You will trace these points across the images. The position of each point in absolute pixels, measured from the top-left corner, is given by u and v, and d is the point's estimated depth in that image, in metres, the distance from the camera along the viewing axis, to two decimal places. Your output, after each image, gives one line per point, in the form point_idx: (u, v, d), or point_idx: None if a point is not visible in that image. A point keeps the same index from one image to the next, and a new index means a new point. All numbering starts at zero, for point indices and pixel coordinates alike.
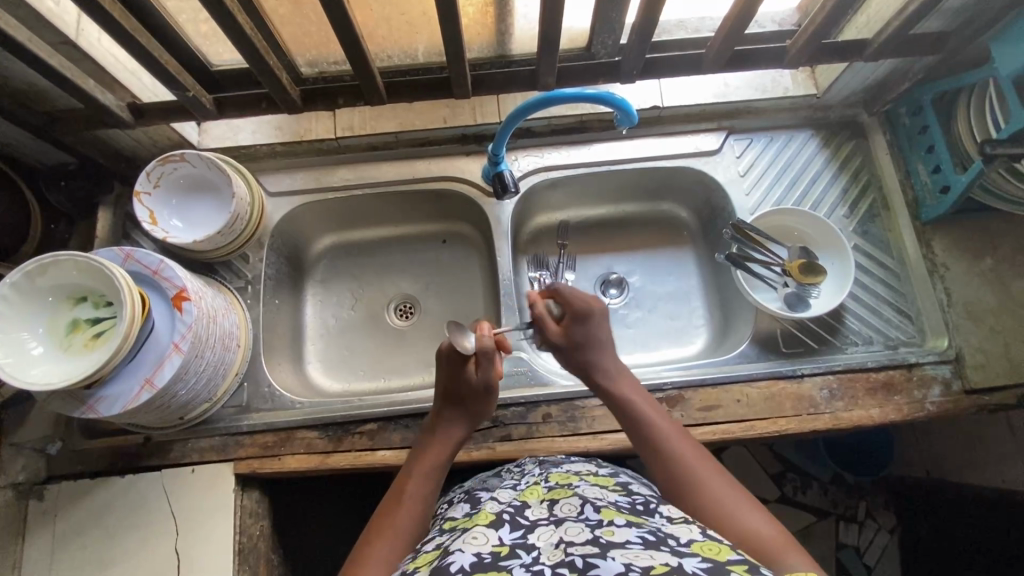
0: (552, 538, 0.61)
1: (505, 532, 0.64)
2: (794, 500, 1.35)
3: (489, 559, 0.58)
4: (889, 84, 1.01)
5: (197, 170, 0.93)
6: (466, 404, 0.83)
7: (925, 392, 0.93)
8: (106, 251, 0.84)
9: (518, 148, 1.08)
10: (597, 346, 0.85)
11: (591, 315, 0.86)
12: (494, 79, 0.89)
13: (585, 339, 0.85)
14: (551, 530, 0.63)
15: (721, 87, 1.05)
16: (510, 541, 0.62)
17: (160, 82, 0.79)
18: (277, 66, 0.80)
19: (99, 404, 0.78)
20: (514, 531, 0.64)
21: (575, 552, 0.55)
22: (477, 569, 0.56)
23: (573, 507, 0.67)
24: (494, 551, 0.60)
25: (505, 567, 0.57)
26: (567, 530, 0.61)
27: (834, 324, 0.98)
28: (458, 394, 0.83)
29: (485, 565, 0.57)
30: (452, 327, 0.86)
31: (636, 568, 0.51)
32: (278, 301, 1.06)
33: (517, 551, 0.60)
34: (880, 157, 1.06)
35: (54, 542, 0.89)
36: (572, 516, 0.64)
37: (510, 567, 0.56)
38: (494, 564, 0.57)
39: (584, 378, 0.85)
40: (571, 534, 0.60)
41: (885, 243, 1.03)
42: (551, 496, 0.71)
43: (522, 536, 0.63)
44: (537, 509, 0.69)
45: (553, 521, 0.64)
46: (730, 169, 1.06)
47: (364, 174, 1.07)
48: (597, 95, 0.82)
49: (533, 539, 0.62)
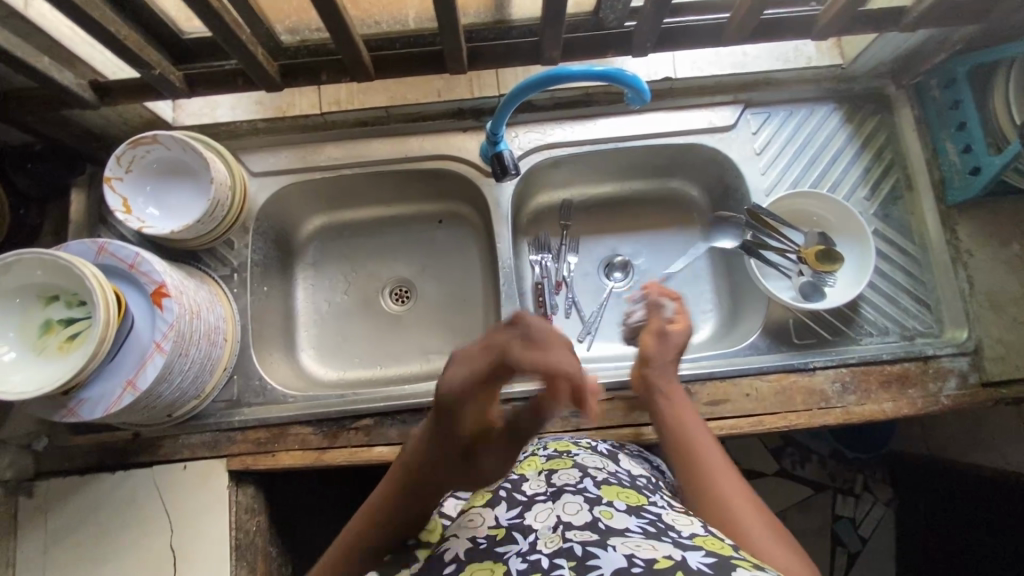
0: (549, 519, 0.58)
1: (503, 511, 0.62)
2: (793, 475, 1.32)
3: (483, 544, 0.56)
4: (922, 54, 0.93)
5: (172, 153, 0.86)
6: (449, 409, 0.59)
7: (940, 385, 0.90)
8: (78, 244, 0.78)
9: (519, 123, 1.00)
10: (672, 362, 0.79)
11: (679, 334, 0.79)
12: (493, 52, 0.82)
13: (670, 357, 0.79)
14: (548, 508, 0.60)
15: (739, 57, 0.98)
16: (506, 522, 0.60)
17: (120, 58, 0.72)
18: (250, 39, 0.73)
19: (80, 408, 0.74)
20: (511, 509, 0.62)
21: (572, 539, 0.53)
22: (471, 561, 0.54)
23: (571, 479, 0.65)
24: (491, 535, 0.58)
25: (500, 554, 0.55)
26: (564, 509, 0.59)
27: (850, 315, 0.94)
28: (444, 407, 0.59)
29: (481, 553, 0.55)
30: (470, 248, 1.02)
31: (637, 563, 0.48)
32: (267, 288, 1.01)
33: (513, 536, 0.57)
34: (906, 133, 0.99)
35: (47, 539, 0.87)
36: (570, 488, 0.63)
37: (506, 558, 0.53)
38: (490, 551, 0.55)
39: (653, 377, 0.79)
40: (569, 514, 0.58)
41: (906, 227, 0.97)
42: (550, 467, 0.70)
43: (518, 516, 0.60)
44: (535, 482, 0.67)
45: (551, 496, 0.62)
46: (746, 146, 0.99)
47: (353, 152, 1.00)
48: (607, 72, 0.74)
49: (530, 519, 0.59)
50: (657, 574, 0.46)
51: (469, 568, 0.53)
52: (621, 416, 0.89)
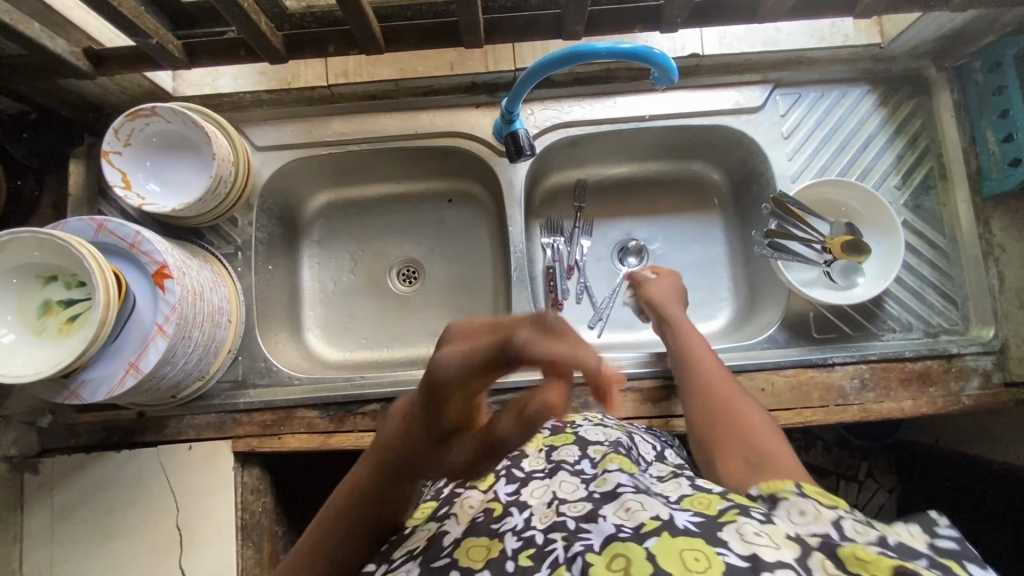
0: (545, 496, 0.57)
1: (502, 487, 0.60)
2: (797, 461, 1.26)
3: (481, 519, 0.55)
4: (968, 34, 0.87)
5: (172, 126, 0.83)
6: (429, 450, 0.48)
7: (962, 385, 0.87)
8: (76, 222, 0.75)
9: (536, 100, 0.95)
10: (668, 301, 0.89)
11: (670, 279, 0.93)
12: (511, 25, 0.77)
13: (667, 296, 0.90)
14: (544, 485, 0.59)
15: (772, 33, 0.91)
16: (504, 498, 0.58)
17: (116, 27, 0.68)
18: (253, 8, 0.68)
19: (82, 390, 0.73)
20: (508, 484, 0.61)
21: (567, 511, 0.52)
22: (468, 539, 0.52)
23: (571, 456, 0.64)
24: (489, 511, 0.56)
25: (496, 532, 0.52)
26: (560, 486, 0.57)
27: (872, 310, 0.91)
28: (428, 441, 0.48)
29: (480, 529, 0.53)
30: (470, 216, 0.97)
31: (626, 530, 0.45)
32: (272, 267, 0.98)
33: (511, 510, 0.55)
34: (944, 118, 0.93)
35: (54, 515, 0.87)
36: (569, 465, 0.62)
37: (501, 535, 0.51)
38: (487, 528, 0.53)
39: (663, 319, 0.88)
40: (565, 491, 0.56)
41: (938, 218, 0.92)
42: (550, 443, 0.68)
43: (515, 492, 0.59)
44: (535, 459, 0.65)
45: (548, 474, 0.61)
46: (773, 129, 0.94)
47: (362, 127, 0.96)
48: (633, 49, 0.69)
49: (526, 495, 0.58)
50: (646, 538, 0.44)
51: (464, 547, 0.51)
52: (632, 407, 0.88)
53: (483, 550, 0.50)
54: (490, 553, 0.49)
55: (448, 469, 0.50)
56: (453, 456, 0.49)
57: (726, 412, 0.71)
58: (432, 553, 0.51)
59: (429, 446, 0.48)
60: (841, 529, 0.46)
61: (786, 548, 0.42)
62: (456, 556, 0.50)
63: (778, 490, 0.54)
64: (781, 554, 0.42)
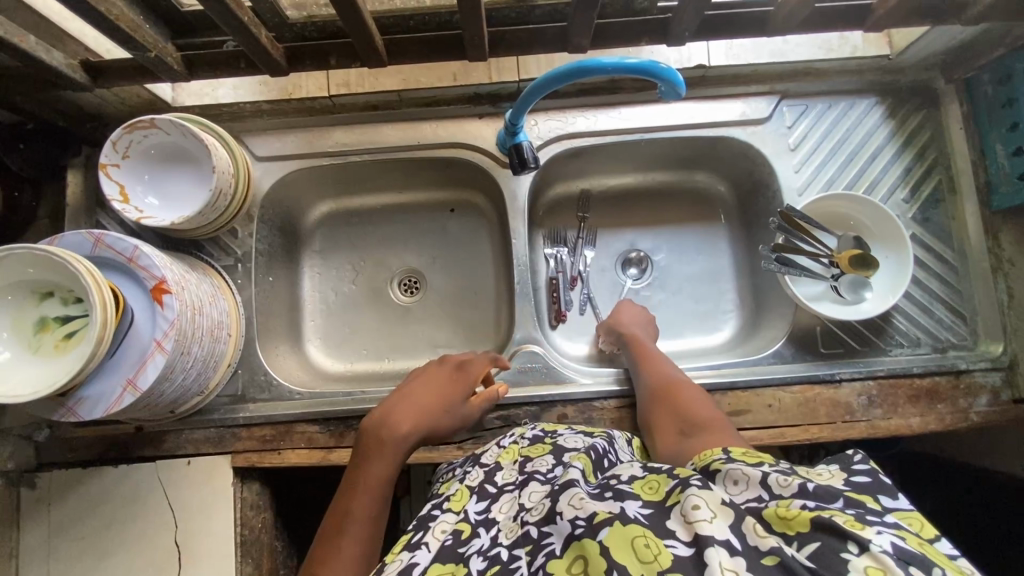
0: (513, 509, 0.56)
1: (473, 505, 0.59)
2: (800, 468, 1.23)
3: (449, 543, 0.55)
4: (978, 46, 0.86)
5: (171, 138, 0.82)
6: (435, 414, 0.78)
7: (971, 401, 0.86)
8: (72, 236, 0.74)
9: (540, 110, 0.94)
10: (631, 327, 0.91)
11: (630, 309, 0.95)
12: (516, 38, 0.76)
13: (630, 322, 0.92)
14: (513, 498, 0.57)
15: (779, 44, 0.90)
16: (473, 517, 0.57)
17: (113, 40, 0.67)
18: (254, 21, 0.67)
19: (79, 408, 0.72)
20: (480, 502, 0.59)
21: (529, 522, 0.51)
22: (437, 563, 0.53)
23: (544, 466, 0.60)
24: (456, 532, 0.56)
25: (464, 556, 0.53)
26: (527, 496, 0.55)
27: (880, 325, 0.89)
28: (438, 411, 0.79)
29: (448, 553, 0.54)
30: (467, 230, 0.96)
31: (581, 525, 0.47)
32: (273, 278, 0.97)
33: (479, 531, 0.56)
34: (952, 131, 0.92)
35: (50, 531, 0.86)
36: (541, 474, 0.58)
37: (467, 558, 0.52)
38: (456, 552, 0.54)
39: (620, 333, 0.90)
40: (529, 500, 0.55)
41: (947, 232, 0.91)
42: (526, 454, 0.64)
43: (484, 510, 0.58)
44: (508, 471, 0.63)
45: (519, 486, 0.58)
46: (780, 140, 0.93)
47: (363, 137, 0.95)
48: (641, 64, 0.68)
49: (495, 512, 0.57)
50: (598, 530, 0.45)
51: (432, 573, 0.52)
52: (637, 423, 0.87)
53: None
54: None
55: (397, 442, 0.72)
56: (404, 427, 0.73)
57: (679, 404, 0.74)
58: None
59: (389, 421, 0.73)
60: (769, 487, 0.47)
61: (722, 519, 0.43)
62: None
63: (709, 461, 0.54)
64: (715, 528, 0.43)
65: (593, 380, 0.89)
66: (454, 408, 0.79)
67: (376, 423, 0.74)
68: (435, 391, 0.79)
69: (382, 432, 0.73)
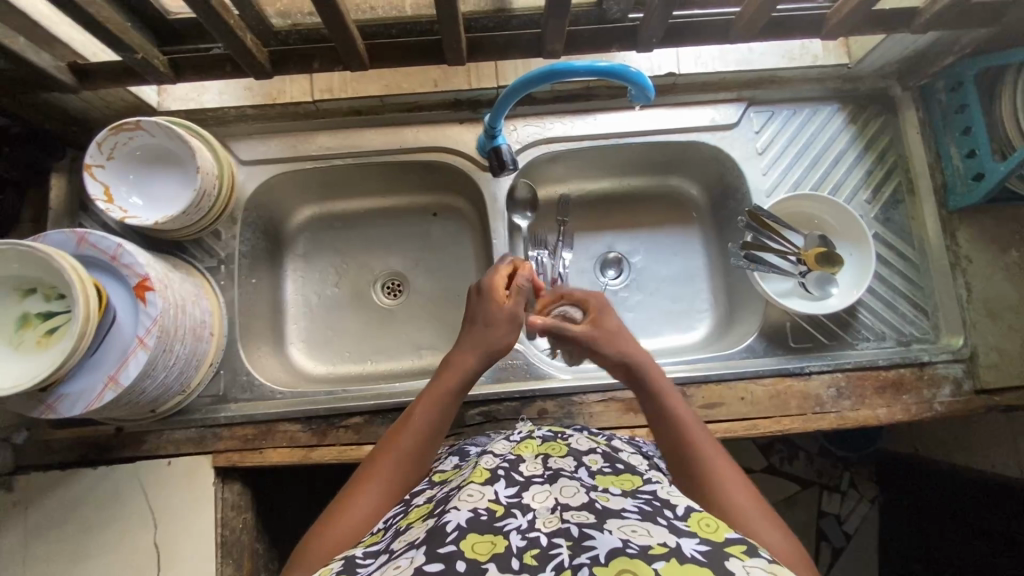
0: (548, 500, 0.55)
1: (501, 488, 0.56)
2: (781, 470, 1.26)
3: (484, 517, 0.52)
4: (931, 56, 0.91)
5: (156, 140, 0.83)
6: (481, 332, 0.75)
7: (934, 392, 0.89)
8: (56, 234, 0.75)
9: (518, 116, 0.98)
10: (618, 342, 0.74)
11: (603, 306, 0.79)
12: (493, 44, 0.79)
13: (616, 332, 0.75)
14: (546, 490, 0.57)
15: (745, 53, 0.95)
16: (505, 499, 0.55)
17: (101, 41, 0.69)
18: (240, 26, 0.70)
19: (59, 404, 0.72)
20: (508, 487, 0.57)
21: (570, 520, 0.51)
22: (472, 532, 0.50)
23: (568, 465, 0.62)
24: (489, 509, 0.53)
25: (501, 529, 0.51)
26: (562, 491, 0.56)
27: (847, 320, 0.93)
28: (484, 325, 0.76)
29: (481, 525, 0.51)
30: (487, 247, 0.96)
31: (634, 547, 0.47)
32: (256, 280, 0.98)
33: (513, 511, 0.53)
34: (910, 135, 0.97)
35: (26, 535, 0.85)
36: (567, 472, 0.60)
37: (506, 532, 0.50)
38: (491, 526, 0.51)
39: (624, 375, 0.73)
40: (567, 496, 0.55)
41: (907, 231, 0.96)
42: (545, 451, 0.66)
43: (517, 495, 0.55)
44: (532, 464, 0.62)
45: (549, 479, 0.59)
46: (748, 145, 0.97)
47: (346, 141, 0.97)
48: (611, 68, 0.72)
49: (528, 499, 0.55)
50: (654, 560, 0.45)
51: (469, 539, 0.49)
52: (616, 417, 0.89)
53: (488, 545, 0.49)
54: (496, 548, 0.49)
55: (462, 368, 0.73)
56: (463, 353, 0.73)
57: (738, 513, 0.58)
58: (436, 540, 0.49)
59: (455, 345, 0.74)
60: None
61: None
62: (462, 547, 0.49)
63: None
64: None
65: (572, 376, 0.92)
66: (498, 320, 0.75)
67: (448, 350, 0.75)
68: (481, 311, 0.76)
69: (453, 358, 0.74)
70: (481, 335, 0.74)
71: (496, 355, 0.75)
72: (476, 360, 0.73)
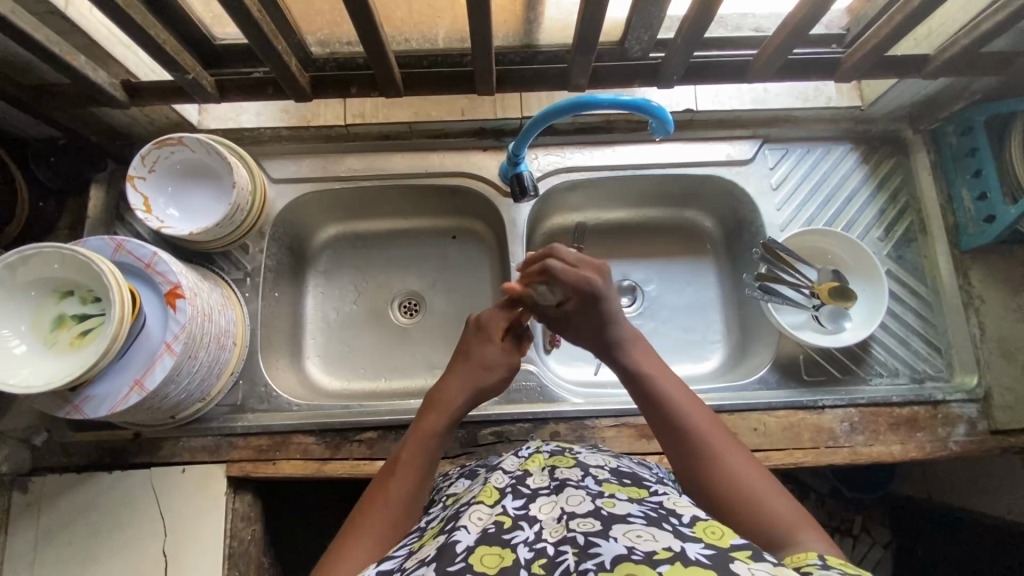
0: (554, 511, 0.55)
1: (509, 500, 0.57)
2: None
3: (491, 530, 0.53)
4: (940, 102, 0.95)
5: (196, 156, 0.88)
6: (468, 371, 0.79)
7: (949, 431, 0.89)
8: (96, 239, 0.78)
9: (539, 145, 1.01)
10: (610, 319, 0.79)
11: (598, 292, 0.78)
12: (521, 76, 0.84)
13: (601, 314, 0.79)
14: (552, 500, 0.57)
15: (760, 93, 0.99)
16: (512, 511, 0.55)
17: (156, 60, 0.73)
18: (287, 52, 0.75)
19: (86, 404, 0.73)
20: (516, 499, 0.57)
21: (576, 529, 0.51)
22: (481, 546, 0.51)
23: (573, 475, 0.62)
24: (497, 522, 0.54)
25: (508, 542, 0.52)
26: (568, 500, 0.56)
27: (860, 354, 0.94)
28: (475, 363, 0.80)
29: (489, 539, 0.52)
30: (513, 182, 0.92)
31: (638, 553, 0.47)
32: (278, 293, 1.01)
33: (520, 523, 0.54)
34: (921, 177, 0.99)
35: (38, 536, 0.85)
36: (573, 481, 0.60)
37: (513, 545, 0.51)
38: (499, 538, 0.52)
39: (598, 349, 0.80)
40: (572, 505, 0.55)
41: (919, 270, 0.97)
42: (552, 463, 0.66)
43: (523, 506, 0.56)
44: (538, 476, 0.62)
45: (555, 490, 0.58)
46: (764, 180, 1.00)
47: (374, 164, 1.01)
48: (634, 102, 0.75)
49: (535, 510, 0.56)
50: (658, 564, 0.46)
51: (477, 553, 0.50)
52: (629, 442, 0.89)
53: (496, 558, 0.50)
54: (503, 562, 0.49)
55: (449, 404, 0.76)
56: (452, 389, 0.77)
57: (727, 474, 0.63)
58: (446, 559, 0.50)
59: (441, 385, 0.78)
60: None
61: None
62: (471, 562, 0.49)
63: (802, 563, 0.53)
64: None
65: (584, 400, 0.93)
66: (489, 355, 0.80)
67: (433, 389, 0.79)
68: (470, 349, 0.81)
69: (439, 397, 0.77)
70: (472, 372, 0.79)
71: (479, 393, 0.79)
72: (463, 396, 0.77)
